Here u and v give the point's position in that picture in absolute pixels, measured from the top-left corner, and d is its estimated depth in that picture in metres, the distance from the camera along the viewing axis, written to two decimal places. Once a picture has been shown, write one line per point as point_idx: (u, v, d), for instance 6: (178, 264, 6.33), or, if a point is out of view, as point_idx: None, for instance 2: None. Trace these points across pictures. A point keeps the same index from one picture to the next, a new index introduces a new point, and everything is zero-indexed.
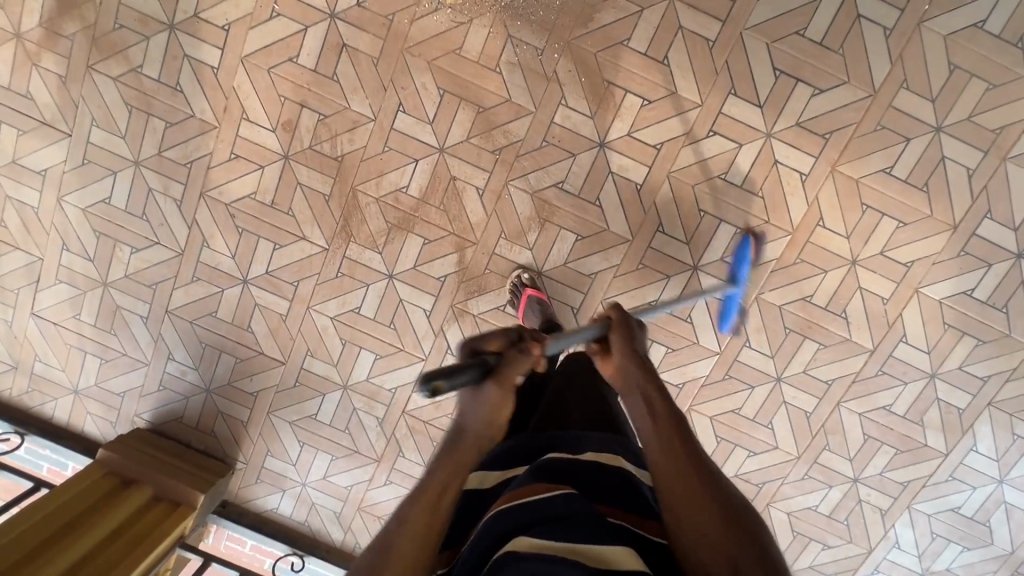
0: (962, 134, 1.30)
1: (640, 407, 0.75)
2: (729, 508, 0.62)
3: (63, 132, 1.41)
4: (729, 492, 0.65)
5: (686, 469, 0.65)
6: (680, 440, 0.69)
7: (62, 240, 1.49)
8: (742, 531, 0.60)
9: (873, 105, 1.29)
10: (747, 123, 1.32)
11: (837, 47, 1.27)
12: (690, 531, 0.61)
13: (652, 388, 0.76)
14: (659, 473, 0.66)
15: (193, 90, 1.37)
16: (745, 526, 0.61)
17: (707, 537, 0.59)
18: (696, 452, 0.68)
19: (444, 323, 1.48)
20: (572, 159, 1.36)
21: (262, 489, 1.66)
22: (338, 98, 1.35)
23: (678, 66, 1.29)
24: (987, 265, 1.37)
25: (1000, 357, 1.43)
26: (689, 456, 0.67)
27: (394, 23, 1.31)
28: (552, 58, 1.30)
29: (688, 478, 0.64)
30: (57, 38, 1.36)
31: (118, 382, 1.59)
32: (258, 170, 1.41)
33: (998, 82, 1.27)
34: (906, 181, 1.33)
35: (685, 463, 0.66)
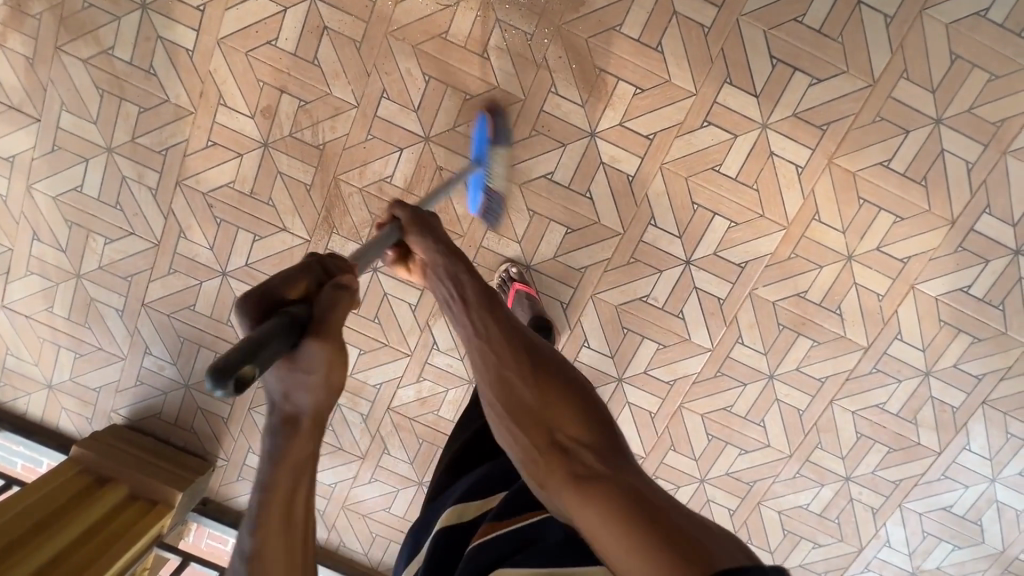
0: (962, 127, 1.27)
1: (448, 288, 0.77)
2: (559, 386, 0.64)
3: (31, 117, 1.35)
4: (557, 364, 0.67)
5: (506, 355, 0.67)
6: (509, 337, 0.69)
7: (33, 230, 1.44)
8: (569, 399, 0.62)
9: (871, 95, 1.26)
10: (742, 114, 1.28)
11: (835, 35, 1.23)
12: (518, 421, 0.62)
13: (460, 271, 0.78)
14: (475, 368, 0.69)
15: (167, 74, 1.31)
16: (577, 398, 0.63)
17: (532, 420, 0.61)
18: (510, 324, 0.71)
19: (430, 318, 1.44)
20: (562, 149, 1.31)
21: (243, 487, 1.62)
22: (319, 84, 1.30)
23: (672, 52, 1.25)
24: (984, 261, 1.34)
25: (995, 355, 1.40)
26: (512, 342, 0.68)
27: (377, 5, 1.25)
28: (541, 44, 1.25)
29: (512, 368, 0.66)
30: (23, 18, 1.29)
31: (93, 378, 1.54)
32: (237, 158, 1.35)
33: (1000, 73, 1.23)
34: (903, 175, 1.30)
35: (511, 352, 0.67)
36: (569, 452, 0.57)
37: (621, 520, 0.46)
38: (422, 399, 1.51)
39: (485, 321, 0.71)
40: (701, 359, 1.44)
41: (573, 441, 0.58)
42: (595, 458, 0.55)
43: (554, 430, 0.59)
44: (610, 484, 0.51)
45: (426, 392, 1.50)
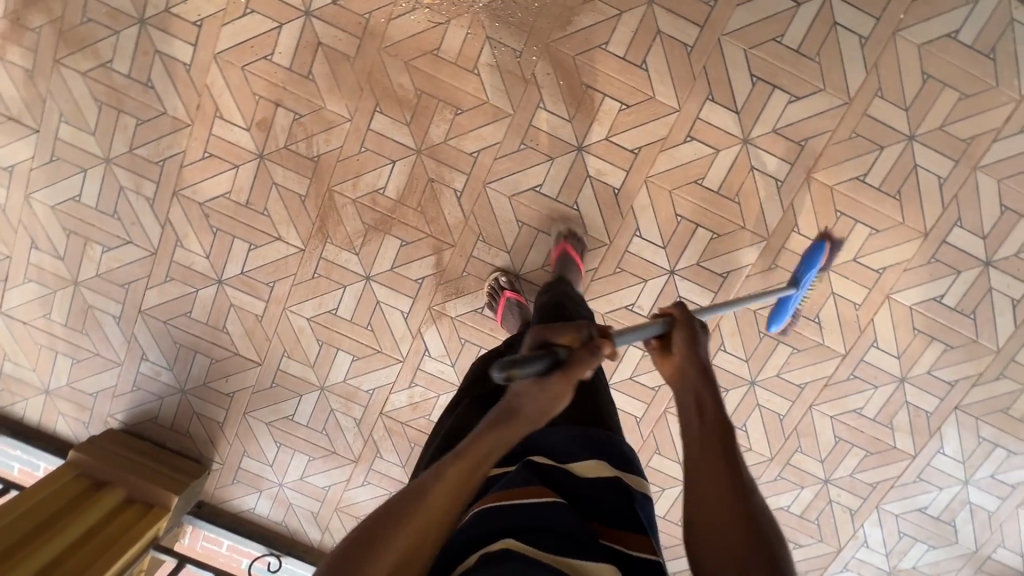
0: (934, 143, 1.32)
1: (690, 403, 0.69)
2: (751, 530, 0.56)
3: (30, 127, 1.38)
4: (750, 481, 0.61)
5: (712, 449, 0.63)
6: (720, 458, 0.62)
7: (31, 238, 1.46)
8: (745, 513, 0.58)
9: (848, 113, 1.30)
10: (724, 129, 1.32)
11: (813, 54, 1.27)
12: (707, 522, 0.58)
13: (705, 387, 0.69)
14: (685, 455, 0.65)
15: (165, 87, 1.34)
16: (755, 513, 0.58)
17: (732, 564, 0.54)
18: (733, 454, 0.63)
19: (422, 325, 1.48)
20: (550, 162, 1.36)
21: (238, 490, 1.65)
22: (313, 97, 1.33)
23: (656, 70, 1.29)
24: (956, 272, 1.39)
25: (967, 362, 1.46)
26: (711, 434, 0.64)
27: (370, 22, 1.29)
28: (530, 61, 1.29)
29: (712, 465, 0.62)
30: (23, 31, 1.32)
31: (91, 383, 1.57)
32: (233, 170, 1.39)
33: (970, 92, 1.28)
34: (879, 189, 1.35)
35: (714, 445, 0.63)
36: (746, 570, 0.53)
37: None
38: (414, 404, 1.54)
39: (709, 418, 0.66)
40: None
41: None
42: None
43: (739, 548, 0.55)
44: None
45: (418, 397, 1.54)
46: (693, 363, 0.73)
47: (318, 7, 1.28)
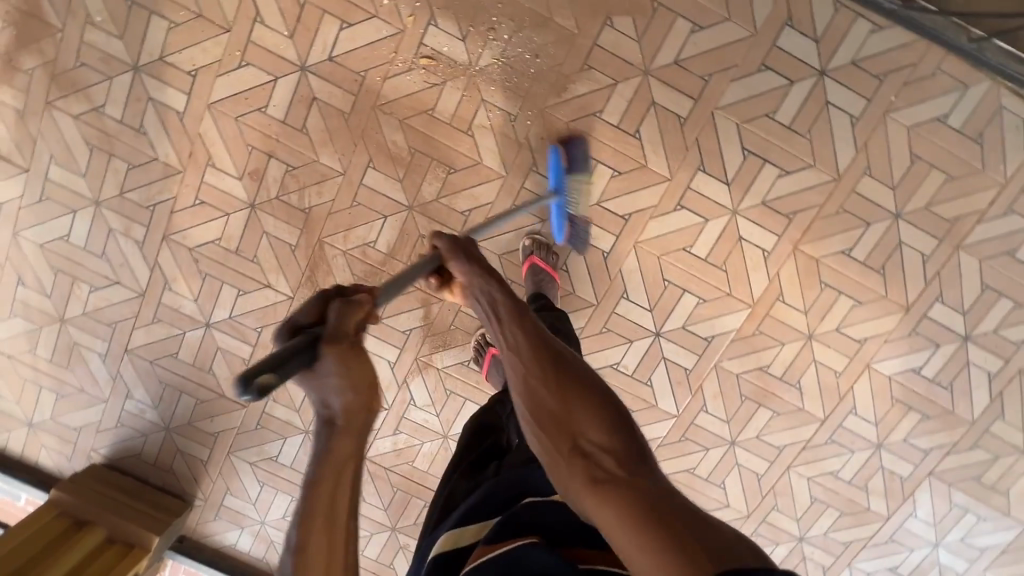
0: (920, 222, 1.33)
1: (485, 311, 0.76)
2: (579, 387, 0.62)
3: (20, 167, 1.37)
4: (586, 374, 0.64)
5: (531, 364, 0.66)
6: (536, 342, 0.68)
7: (18, 275, 1.45)
8: (590, 400, 0.61)
9: (836, 189, 1.32)
10: (714, 200, 1.33)
11: (805, 130, 1.28)
12: (543, 428, 0.61)
13: (495, 293, 0.77)
14: (512, 382, 0.67)
15: (157, 134, 1.33)
16: (601, 400, 0.61)
17: (559, 425, 0.60)
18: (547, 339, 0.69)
19: (408, 375, 1.49)
20: (541, 224, 1.36)
21: (220, 526, 1.65)
22: (307, 151, 1.33)
23: (649, 139, 1.30)
24: (935, 345, 1.42)
25: (943, 431, 1.49)
26: (534, 350, 0.67)
27: (366, 79, 1.28)
28: (525, 125, 1.30)
29: (544, 378, 0.64)
30: (15, 72, 1.31)
31: (75, 418, 1.57)
32: (224, 218, 1.38)
33: (957, 174, 1.30)
34: (863, 263, 1.37)
35: (536, 358, 0.66)
36: (592, 462, 0.56)
37: (631, 521, 0.49)
38: (397, 449, 1.56)
39: (517, 335, 0.70)
40: (666, 425, 1.51)
41: (600, 450, 0.57)
42: (618, 466, 0.55)
43: (579, 437, 0.58)
44: (629, 492, 0.52)
45: (402, 443, 1.55)
46: (481, 278, 0.79)
47: (314, 63, 1.28)
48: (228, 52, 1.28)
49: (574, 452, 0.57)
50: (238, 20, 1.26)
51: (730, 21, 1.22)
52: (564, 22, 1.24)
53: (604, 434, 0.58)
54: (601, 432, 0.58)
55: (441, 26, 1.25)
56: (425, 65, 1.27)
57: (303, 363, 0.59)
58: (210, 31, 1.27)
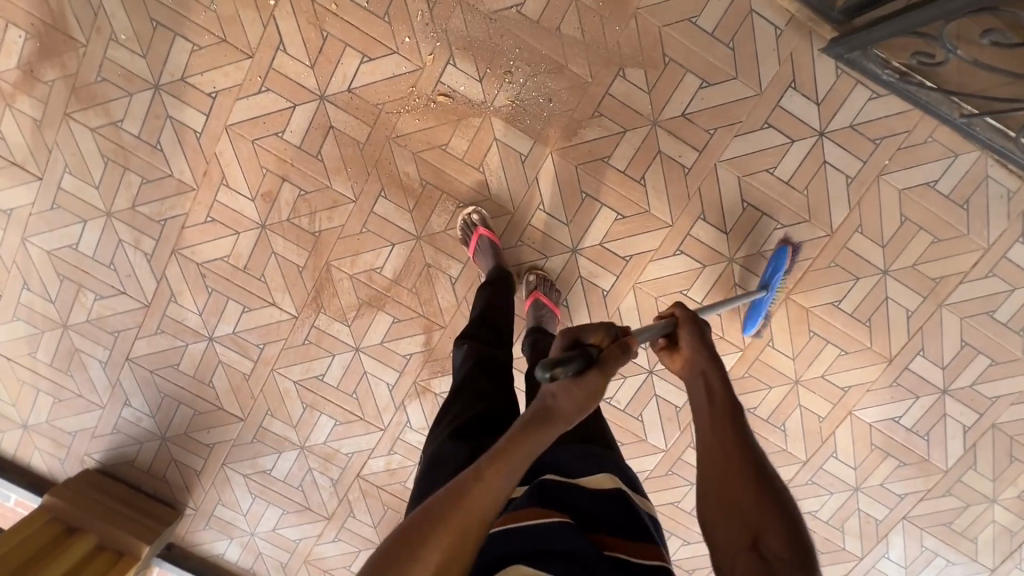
0: (906, 279, 1.40)
1: (699, 386, 0.77)
2: (761, 488, 0.67)
3: (34, 174, 1.38)
4: (769, 476, 0.69)
5: (721, 431, 0.73)
6: (739, 431, 0.72)
7: (23, 279, 1.46)
8: (776, 508, 0.65)
9: (829, 243, 1.38)
10: (712, 247, 1.38)
11: (802, 187, 1.34)
12: (730, 517, 0.66)
13: (713, 371, 0.77)
14: (705, 456, 0.72)
15: (173, 151, 1.36)
16: (784, 511, 0.65)
17: (744, 520, 0.65)
18: (747, 438, 0.72)
19: (406, 398, 1.52)
20: (545, 260, 1.40)
21: (209, 535, 1.67)
22: (320, 176, 1.36)
23: (654, 185, 1.34)
24: (915, 397, 1.48)
25: (917, 477, 1.54)
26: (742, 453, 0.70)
27: (382, 112, 1.32)
28: (534, 165, 1.34)
29: (739, 470, 0.69)
30: (34, 82, 1.32)
31: (70, 422, 1.58)
32: (233, 236, 1.41)
33: (943, 237, 1.36)
34: (851, 315, 1.42)
35: (745, 452, 0.70)
36: (767, 560, 0.60)
37: None
38: (390, 469, 1.58)
39: (729, 426, 0.73)
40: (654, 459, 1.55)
41: (776, 556, 0.60)
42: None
43: (759, 536, 0.63)
44: None
45: (395, 464, 1.58)
46: (706, 361, 0.78)
47: (333, 94, 1.31)
48: (249, 77, 1.31)
49: (753, 556, 0.61)
50: (261, 47, 1.29)
51: (737, 79, 1.27)
52: (579, 70, 1.28)
53: (784, 544, 0.61)
54: (782, 542, 0.61)
55: (458, 66, 1.29)
56: (441, 103, 1.31)
57: (573, 373, 0.63)
58: (232, 57, 1.30)
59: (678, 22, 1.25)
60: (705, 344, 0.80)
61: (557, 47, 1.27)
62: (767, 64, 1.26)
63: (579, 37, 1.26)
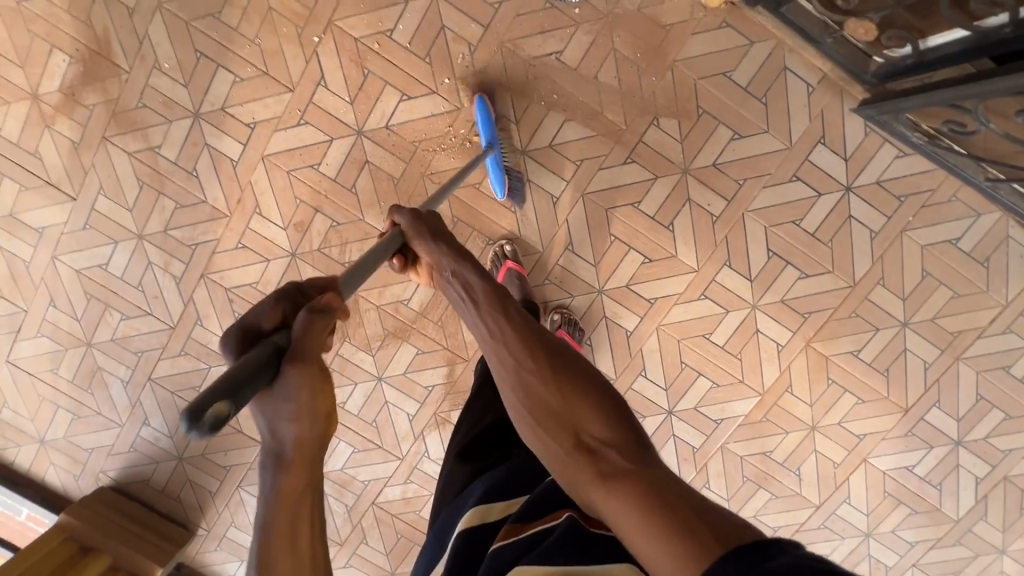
0: (924, 332, 1.42)
1: (459, 290, 0.77)
2: (575, 381, 0.65)
3: (68, 195, 1.40)
4: (578, 367, 0.67)
5: (524, 355, 0.68)
6: (522, 328, 0.71)
7: (50, 296, 1.47)
8: (585, 392, 0.64)
9: (850, 294, 1.40)
10: (736, 293, 1.40)
11: (827, 239, 1.36)
12: (546, 426, 0.64)
13: (462, 266, 0.78)
14: (501, 374, 0.69)
15: (208, 177, 1.37)
16: (597, 395, 0.64)
17: (557, 422, 0.63)
18: (536, 331, 0.71)
19: (425, 428, 1.53)
20: (571, 299, 1.42)
21: (220, 557, 1.66)
22: (353, 209, 1.38)
23: (681, 231, 1.37)
24: (929, 447, 1.50)
25: (929, 526, 1.56)
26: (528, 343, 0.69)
27: (418, 149, 1.34)
28: (565, 207, 1.36)
29: (541, 367, 0.67)
30: (76, 106, 1.34)
31: (87, 439, 1.58)
32: (263, 263, 1.42)
33: (962, 292, 1.39)
34: (869, 364, 1.44)
35: (524, 347, 0.68)
36: (597, 452, 0.59)
37: (642, 509, 0.51)
38: (406, 498, 1.59)
39: (499, 319, 0.72)
40: None
41: (600, 443, 0.60)
42: (622, 457, 0.58)
43: (581, 430, 0.62)
44: (637, 480, 0.54)
45: (411, 492, 1.58)
46: (451, 261, 0.79)
47: (371, 130, 1.33)
48: (289, 110, 1.33)
49: (577, 450, 0.60)
50: (302, 82, 1.31)
51: (768, 133, 1.30)
52: (613, 117, 1.31)
53: (605, 427, 0.61)
54: (601, 424, 0.61)
55: (495, 108, 1.31)
56: (476, 143, 1.33)
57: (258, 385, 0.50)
58: (273, 90, 1.32)
59: (713, 76, 1.28)
60: (454, 250, 0.80)
61: (593, 95, 1.30)
62: (797, 120, 1.29)
63: (615, 86, 1.29)
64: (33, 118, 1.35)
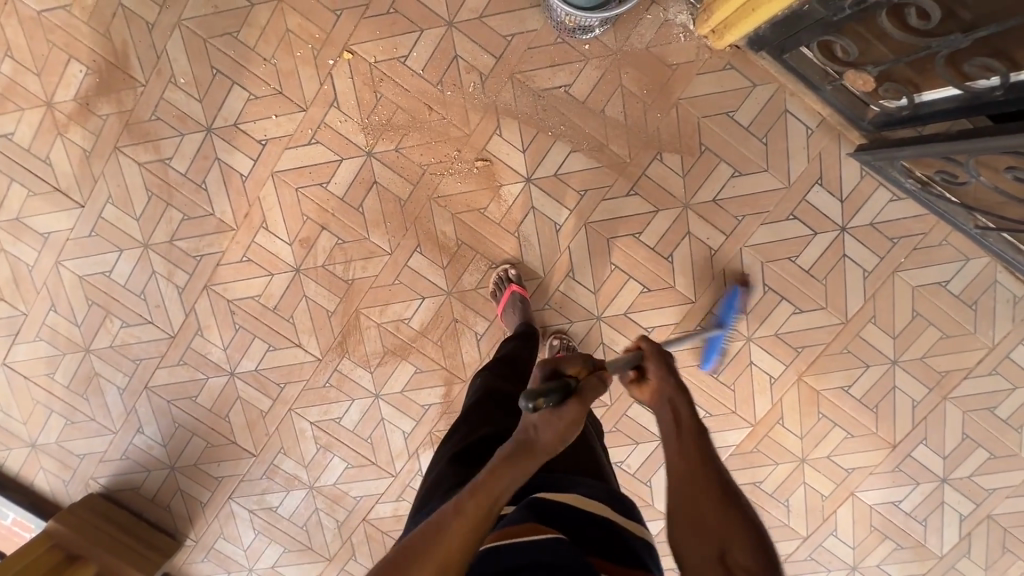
0: (913, 370, 1.45)
1: (667, 416, 0.72)
2: (759, 543, 0.61)
3: (76, 202, 1.41)
4: (757, 526, 0.63)
5: (694, 470, 0.66)
6: (712, 471, 0.66)
7: (51, 300, 1.47)
8: (765, 554, 0.60)
9: (842, 330, 1.43)
10: (731, 325, 1.43)
11: (821, 276, 1.40)
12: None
13: (681, 399, 0.73)
14: (689, 516, 0.64)
15: (217, 191, 1.39)
16: (766, 559, 0.60)
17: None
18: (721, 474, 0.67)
19: (420, 446, 1.54)
20: (569, 324, 1.44)
21: (206, 568, 1.65)
22: (359, 228, 1.40)
23: (680, 263, 1.40)
24: (915, 483, 1.52)
25: (914, 562, 1.57)
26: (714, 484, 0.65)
27: (426, 173, 1.37)
28: (568, 235, 1.39)
29: (727, 515, 0.63)
30: (89, 115, 1.36)
31: (79, 445, 1.57)
32: (267, 277, 1.43)
33: (950, 333, 1.43)
34: (859, 400, 1.47)
35: (713, 490, 0.64)
36: None
37: None
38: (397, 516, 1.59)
39: (703, 460, 0.67)
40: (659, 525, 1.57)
41: None
42: None
43: None
44: None
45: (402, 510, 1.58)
46: (673, 388, 0.74)
47: (381, 152, 1.36)
48: (301, 129, 1.35)
49: None
50: (315, 103, 1.34)
51: (768, 171, 1.34)
52: (619, 150, 1.34)
53: (753, 556, 0.60)
54: None
55: (504, 137, 1.34)
56: (484, 169, 1.36)
57: None
58: (286, 109, 1.34)
59: (716, 115, 1.32)
60: (678, 381, 0.75)
61: (599, 128, 1.33)
62: (796, 161, 1.33)
63: (621, 120, 1.33)
64: (46, 125, 1.36)
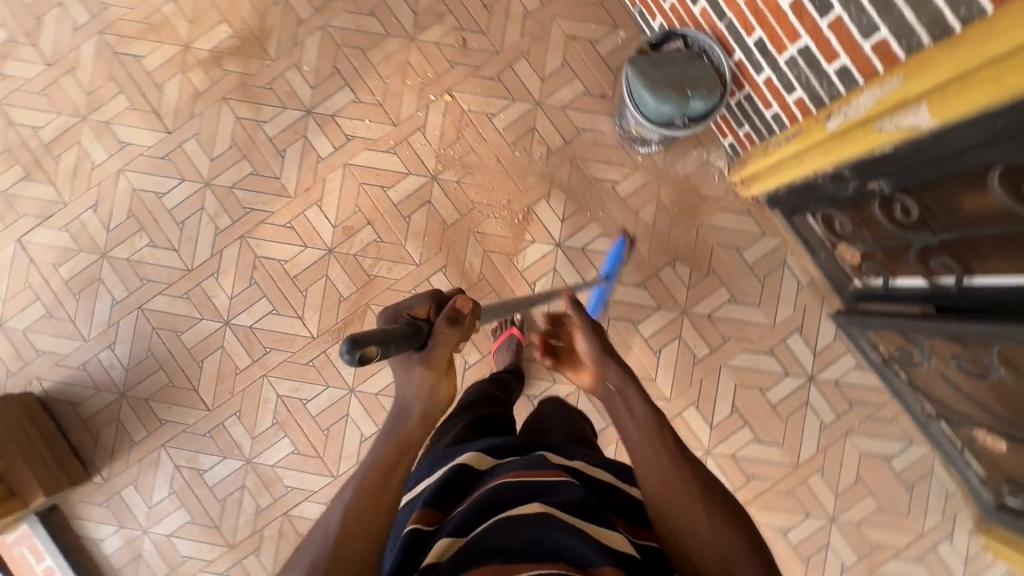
0: (847, 533, 1.52)
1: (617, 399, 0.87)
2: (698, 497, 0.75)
3: (166, 128, 1.56)
4: (717, 488, 0.77)
5: (671, 467, 0.77)
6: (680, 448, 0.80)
7: (96, 200, 1.56)
8: (727, 518, 0.74)
9: (792, 473, 1.52)
10: (695, 434, 1.52)
11: (784, 414, 1.53)
12: (681, 535, 0.74)
13: (629, 383, 0.88)
14: (647, 485, 0.78)
15: (292, 161, 1.55)
16: (721, 510, 0.74)
17: (692, 535, 0.73)
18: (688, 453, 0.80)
19: (371, 454, 1.54)
20: (551, 383, 1.53)
21: (100, 514, 1.54)
22: (400, 234, 1.54)
23: (665, 361, 1.53)
24: None
25: None
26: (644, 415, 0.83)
27: (474, 209, 1.55)
28: (576, 302, 1.54)
29: (676, 478, 0.76)
30: (215, 66, 1.56)
31: (44, 341, 1.55)
32: (300, 247, 1.55)
33: (886, 508, 1.52)
34: (793, 547, 1.52)
35: (674, 462, 0.78)
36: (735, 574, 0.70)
37: None
38: None
39: (658, 437, 0.80)
40: None
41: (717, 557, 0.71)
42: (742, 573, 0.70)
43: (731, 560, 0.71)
44: None
45: None
46: (619, 375, 0.89)
47: (444, 180, 1.54)
48: (385, 138, 1.55)
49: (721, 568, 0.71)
50: (406, 123, 1.55)
51: (759, 307, 1.53)
52: (640, 247, 1.54)
53: (723, 542, 0.72)
54: (721, 540, 0.72)
55: (550, 203, 1.54)
56: (524, 223, 1.54)
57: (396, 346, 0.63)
58: (380, 119, 1.55)
59: (728, 247, 1.54)
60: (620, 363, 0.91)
61: (631, 224, 1.54)
62: (785, 306, 1.53)
63: (650, 224, 1.54)
64: (175, 61, 1.56)
